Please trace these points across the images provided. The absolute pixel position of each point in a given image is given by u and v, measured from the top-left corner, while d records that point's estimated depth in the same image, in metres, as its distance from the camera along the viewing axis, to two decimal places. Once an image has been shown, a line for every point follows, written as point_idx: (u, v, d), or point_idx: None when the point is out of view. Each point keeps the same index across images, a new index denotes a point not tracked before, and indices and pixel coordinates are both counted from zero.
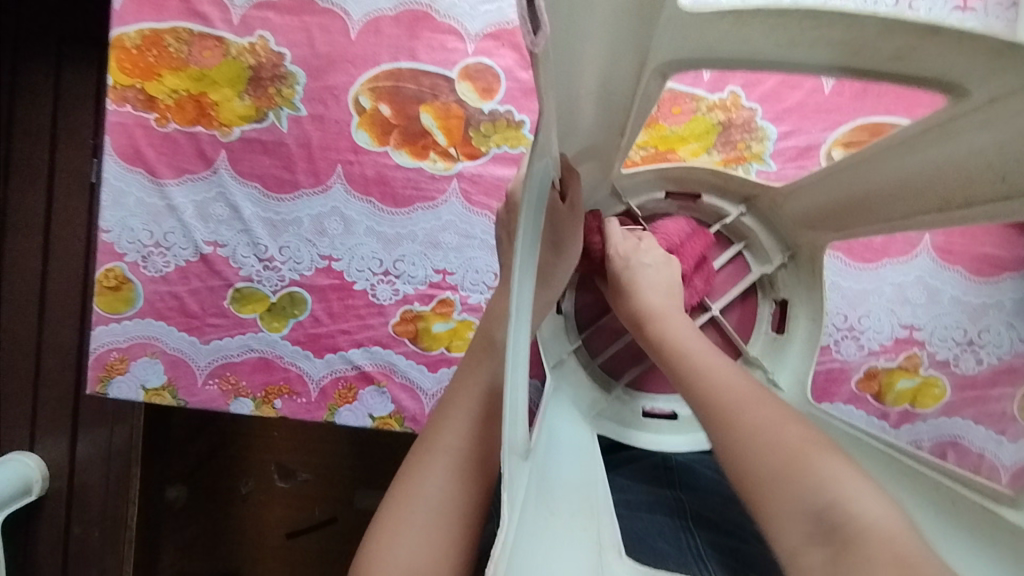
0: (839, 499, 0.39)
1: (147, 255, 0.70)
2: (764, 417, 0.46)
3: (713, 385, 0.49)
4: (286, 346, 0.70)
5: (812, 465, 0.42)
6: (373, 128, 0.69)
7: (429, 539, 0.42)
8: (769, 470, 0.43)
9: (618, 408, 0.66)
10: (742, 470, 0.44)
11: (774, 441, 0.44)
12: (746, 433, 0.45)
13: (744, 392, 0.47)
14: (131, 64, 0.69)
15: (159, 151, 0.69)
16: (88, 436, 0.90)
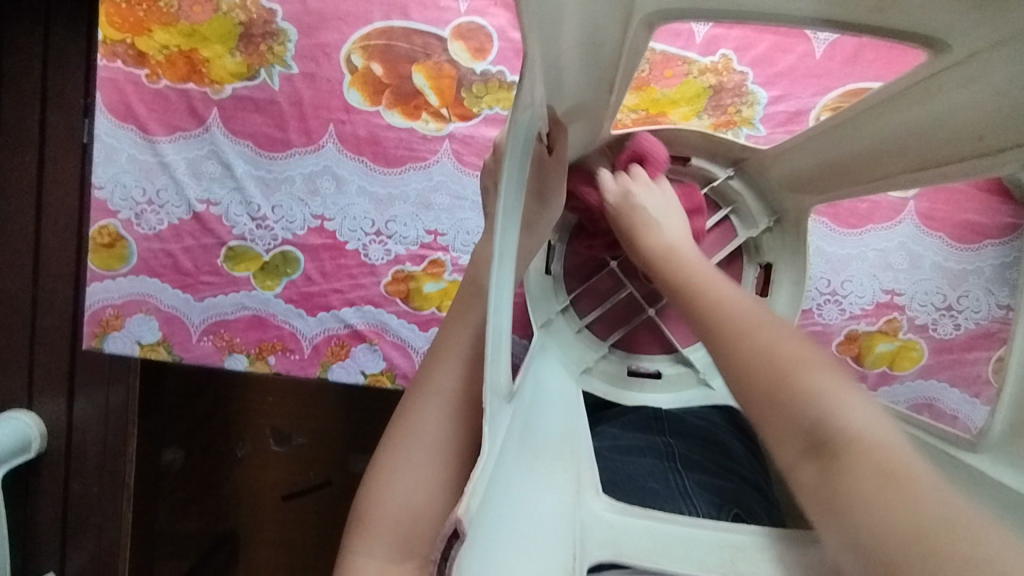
0: (830, 410, 0.37)
1: (140, 213, 0.70)
2: (765, 333, 0.43)
3: (721, 312, 0.46)
4: (279, 305, 0.71)
5: (806, 375, 0.39)
6: (365, 88, 0.69)
7: (424, 479, 0.44)
8: (762, 383, 0.40)
9: (605, 366, 0.69)
10: (744, 389, 0.41)
11: (766, 356, 0.41)
12: (747, 359, 0.42)
13: (754, 319, 0.44)
14: (121, 19, 0.68)
15: (151, 108, 0.69)
16: (85, 396, 0.91)
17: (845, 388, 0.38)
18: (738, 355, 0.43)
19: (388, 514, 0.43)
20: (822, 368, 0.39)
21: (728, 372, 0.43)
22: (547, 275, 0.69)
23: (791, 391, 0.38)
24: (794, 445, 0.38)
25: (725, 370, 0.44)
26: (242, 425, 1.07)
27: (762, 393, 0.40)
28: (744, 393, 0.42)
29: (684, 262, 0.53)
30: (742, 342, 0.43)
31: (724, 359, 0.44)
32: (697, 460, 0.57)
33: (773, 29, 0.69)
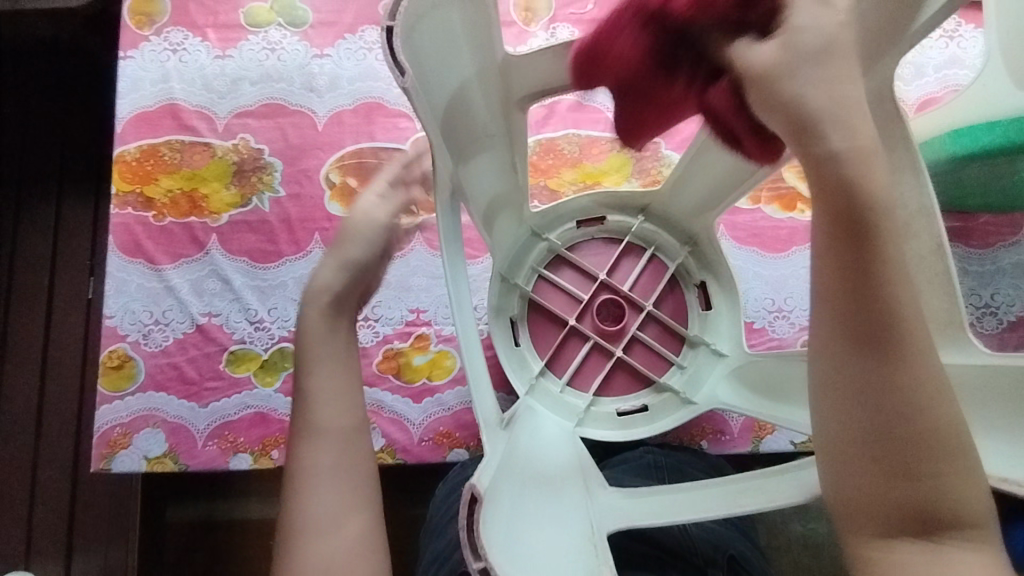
0: (962, 510, 0.34)
1: (148, 333, 0.77)
2: (933, 390, 0.34)
3: (904, 344, 0.33)
4: (280, 399, 0.76)
5: (954, 468, 0.34)
6: (343, 199, 0.81)
7: (342, 470, 0.47)
8: (912, 451, 0.34)
9: (595, 413, 0.72)
10: (878, 445, 0.34)
11: (929, 423, 0.33)
12: (916, 432, 0.33)
13: (932, 373, 0.34)
14: (131, 174, 0.81)
15: (157, 242, 0.79)
16: (84, 558, 0.94)
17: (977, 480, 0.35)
18: (904, 420, 0.33)
19: (318, 517, 0.45)
20: (971, 464, 0.34)
21: (870, 408, 0.34)
22: (513, 346, 0.73)
23: (935, 475, 0.34)
24: (894, 519, 0.34)
25: (861, 408, 0.34)
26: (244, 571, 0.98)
27: (897, 463, 0.34)
28: (873, 447, 0.34)
29: (898, 238, 0.34)
30: (914, 406, 0.33)
31: (870, 400, 0.34)
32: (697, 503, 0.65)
33: None
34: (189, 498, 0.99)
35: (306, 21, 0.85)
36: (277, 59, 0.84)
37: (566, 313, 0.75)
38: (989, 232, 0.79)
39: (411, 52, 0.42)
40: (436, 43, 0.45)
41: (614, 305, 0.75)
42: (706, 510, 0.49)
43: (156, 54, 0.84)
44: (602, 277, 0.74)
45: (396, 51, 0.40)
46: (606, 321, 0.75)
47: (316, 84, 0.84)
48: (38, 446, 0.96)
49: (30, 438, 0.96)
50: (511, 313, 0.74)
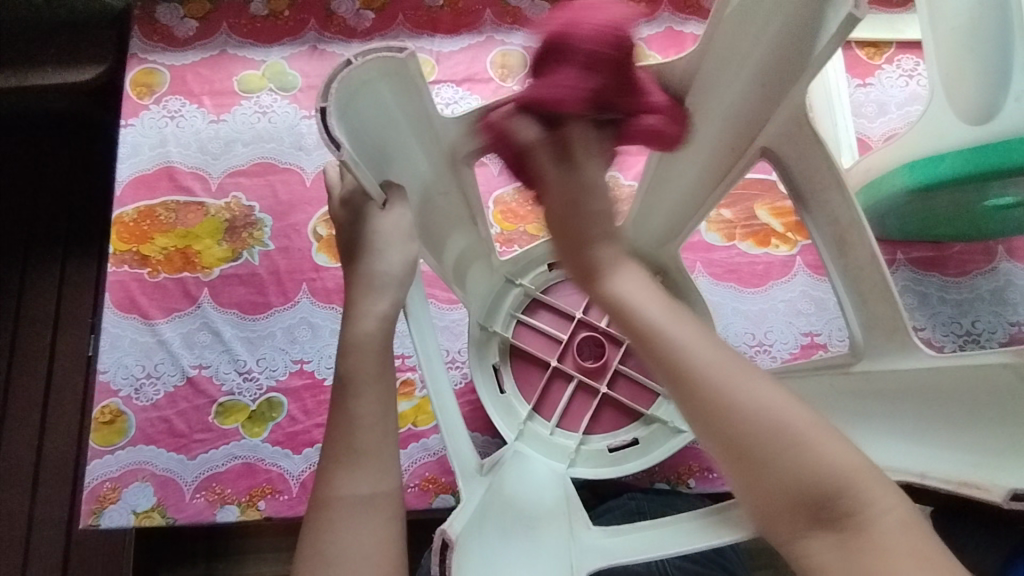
0: (844, 477, 0.35)
1: (140, 387, 0.79)
2: (755, 397, 0.37)
3: (699, 377, 0.38)
4: (267, 449, 0.77)
5: (819, 447, 0.36)
6: (331, 250, 0.84)
7: (373, 504, 0.44)
8: (767, 463, 0.36)
9: (586, 452, 0.72)
10: (742, 472, 0.37)
11: (770, 430, 0.36)
12: (753, 439, 0.36)
13: (747, 385, 0.37)
14: (128, 234, 0.84)
15: (151, 298, 0.82)
16: None
17: (851, 457, 0.36)
18: (736, 428, 0.37)
19: (337, 556, 0.42)
20: (825, 430, 0.37)
21: (712, 438, 0.37)
22: (498, 393, 0.73)
23: (808, 472, 0.35)
24: (795, 518, 0.36)
25: (712, 441, 0.37)
26: None
27: (764, 470, 0.36)
28: (738, 472, 0.37)
29: (648, 311, 0.40)
30: (734, 416, 0.37)
31: (712, 432, 0.37)
32: None
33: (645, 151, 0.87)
34: (185, 561, 0.99)
35: (296, 85, 0.91)
36: (268, 121, 0.89)
37: (547, 355, 0.75)
38: (964, 261, 0.81)
39: (345, 123, 0.42)
40: (373, 118, 0.46)
41: (594, 342, 0.75)
42: (682, 543, 0.47)
43: (155, 122, 0.89)
44: (583, 316, 0.75)
45: (331, 125, 0.40)
46: (586, 357, 0.75)
47: (304, 143, 0.88)
48: (33, 507, 0.96)
49: (25, 498, 0.97)
50: (494, 360, 0.75)
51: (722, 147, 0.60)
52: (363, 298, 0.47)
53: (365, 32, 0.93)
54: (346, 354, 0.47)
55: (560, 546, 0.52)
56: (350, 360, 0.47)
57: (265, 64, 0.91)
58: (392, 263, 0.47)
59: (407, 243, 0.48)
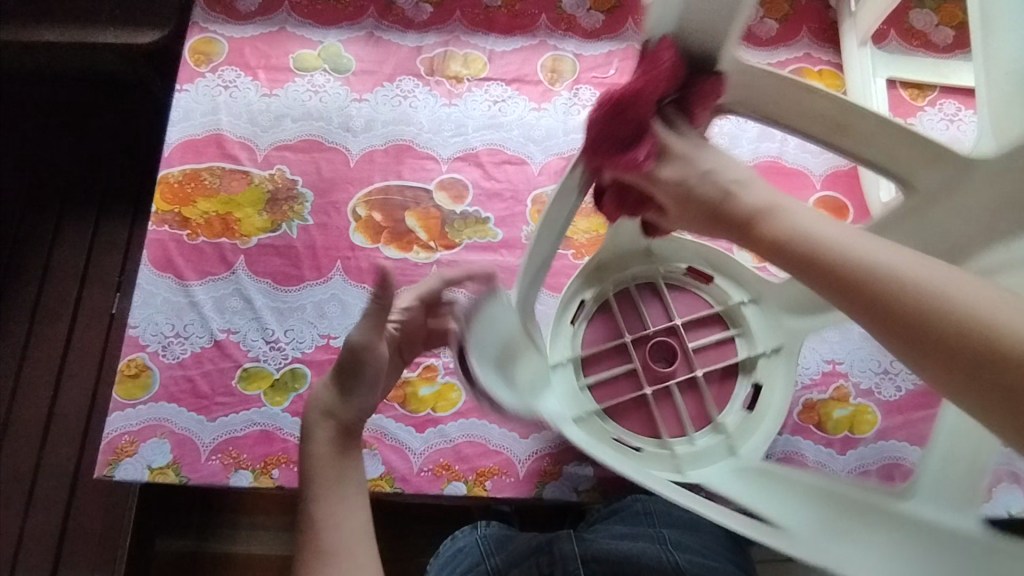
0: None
1: (167, 345, 0.80)
2: (966, 300, 0.37)
3: (899, 292, 0.38)
4: (286, 419, 0.77)
5: None
6: (367, 231, 0.85)
7: (352, 515, 0.51)
8: (1000, 371, 0.36)
9: (652, 453, 0.71)
10: (964, 383, 0.37)
11: (992, 336, 0.36)
12: (973, 350, 0.36)
13: (961, 289, 0.37)
14: (172, 195, 0.86)
15: (188, 259, 0.83)
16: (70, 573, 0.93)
17: None
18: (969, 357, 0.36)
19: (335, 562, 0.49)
20: None
21: (925, 355, 0.37)
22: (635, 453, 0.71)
23: None
24: None
25: (921, 357, 0.38)
26: None
27: (993, 390, 0.36)
28: (958, 385, 0.37)
29: (827, 237, 0.41)
30: (952, 331, 0.36)
31: (923, 347, 0.37)
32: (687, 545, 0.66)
33: None
34: (178, 530, 0.99)
35: (350, 68, 0.93)
36: (319, 100, 0.91)
37: (613, 366, 0.75)
38: None
39: None
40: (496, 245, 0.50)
41: (660, 346, 0.75)
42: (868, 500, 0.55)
43: (209, 89, 0.91)
44: (623, 338, 0.75)
45: None
46: (660, 363, 0.75)
47: (352, 125, 0.90)
48: (41, 456, 0.97)
49: (35, 446, 0.97)
50: (612, 433, 0.72)
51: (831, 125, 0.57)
52: (350, 390, 0.56)
53: (422, 24, 0.95)
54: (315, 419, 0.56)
55: (878, 525, 0.52)
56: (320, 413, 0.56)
57: (322, 45, 0.94)
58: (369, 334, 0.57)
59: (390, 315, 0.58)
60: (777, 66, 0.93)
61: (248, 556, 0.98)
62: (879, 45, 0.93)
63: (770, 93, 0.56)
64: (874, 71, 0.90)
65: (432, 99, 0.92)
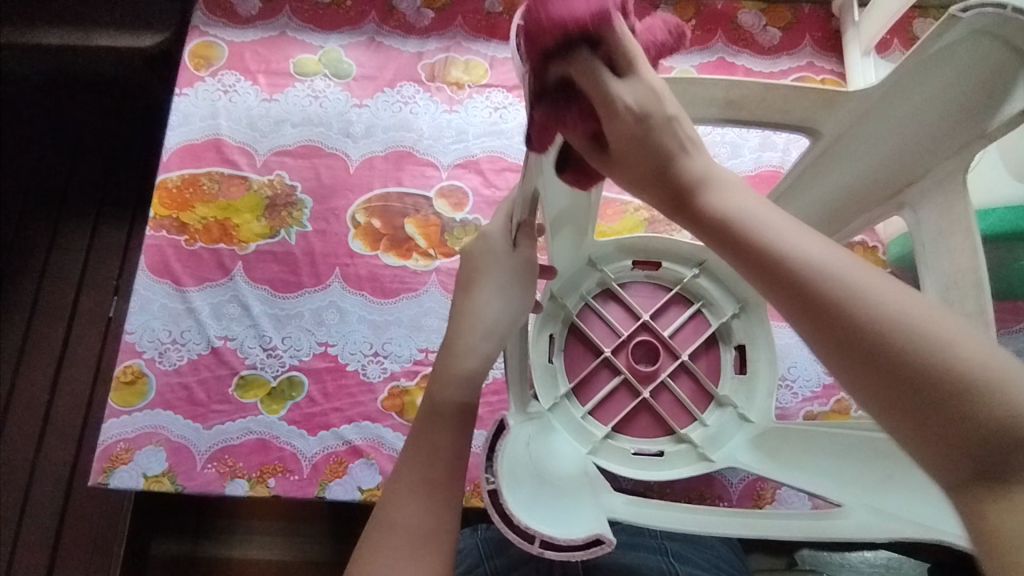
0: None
1: (164, 351, 0.80)
2: (886, 297, 0.33)
3: (813, 271, 0.34)
4: (283, 427, 0.77)
5: (982, 381, 0.30)
6: (366, 238, 0.85)
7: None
8: (911, 370, 0.31)
9: (610, 447, 0.72)
10: (867, 379, 0.33)
11: (908, 338, 0.32)
12: (884, 345, 0.32)
13: (884, 288, 0.33)
14: (170, 200, 0.85)
15: (185, 265, 0.83)
16: None
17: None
18: (893, 374, 0.32)
19: None
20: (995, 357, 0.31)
21: (831, 339, 0.34)
22: (657, 459, 0.71)
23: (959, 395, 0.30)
24: (958, 461, 0.30)
25: (825, 339, 0.34)
26: None
27: (901, 394, 0.32)
28: (862, 380, 0.33)
29: (755, 219, 0.38)
30: (863, 321, 0.33)
31: (829, 326, 0.34)
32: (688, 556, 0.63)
33: None
34: (174, 532, 0.99)
35: (350, 73, 0.92)
36: (319, 105, 0.90)
37: (603, 344, 0.76)
38: None
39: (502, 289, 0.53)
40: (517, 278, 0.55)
41: (651, 347, 0.76)
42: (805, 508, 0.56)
43: (209, 94, 0.90)
44: (602, 354, 0.75)
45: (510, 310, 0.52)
46: (642, 362, 0.76)
47: (352, 131, 0.90)
48: (36, 461, 0.96)
49: (30, 451, 0.96)
50: (629, 449, 0.72)
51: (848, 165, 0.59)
52: (436, 420, 0.48)
53: (423, 29, 0.95)
54: (432, 393, 0.49)
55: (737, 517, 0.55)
56: (413, 446, 0.47)
57: (322, 50, 0.93)
58: (497, 311, 0.51)
59: (507, 289, 0.52)
60: (780, 74, 0.93)
61: (242, 560, 0.98)
62: (882, 55, 0.93)
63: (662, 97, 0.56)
64: (877, 80, 0.90)
65: (432, 105, 0.91)
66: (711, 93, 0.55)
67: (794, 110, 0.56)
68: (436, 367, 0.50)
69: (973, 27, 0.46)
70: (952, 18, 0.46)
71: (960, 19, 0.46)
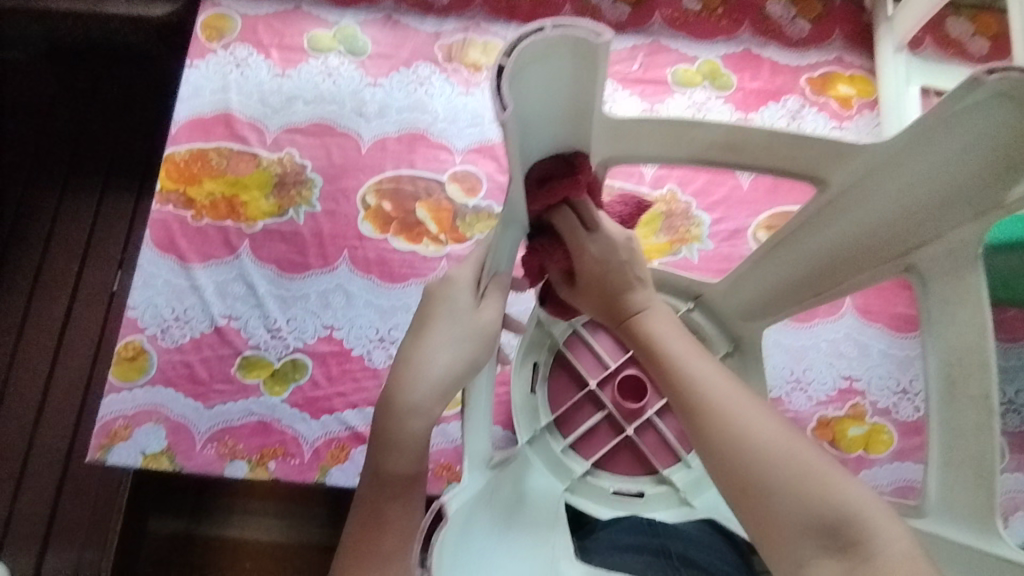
0: (847, 516, 0.36)
1: (166, 328, 0.78)
2: (748, 407, 0.41)
3: (697, 381, 0.42)
4: (285, 410, 0.75)
5: (826, 478, 0.37)
6: (376, 221, 0.83)
7: None
8: (770, 468, 0.38)
9: (589, 484, 0.70)
10: (727, 474, 0.40)
11: (764, 441, 0.39)
12: (746, 446, 0.39)
13: (749, 403, 0.41)
14: (178, 174, 0.83)
15: (191, 241, 0.81)
16: (57, 553, 0.91)
17: (856, 493, 0.37)
18: (752, 475, 0.38)
19: None
20: (835, 465, 0.38)
21: (706, 442, 0.41)
22: (637, 500, 0.69)
23: (801, 488, 0.37)
24: (805, 544, 0.36)
25: (703, 436, 0.41)
26: None
27: (753, 486, 0.38)
28: (726, 476, 0.40)
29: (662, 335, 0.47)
30: (728, 424, 0.40)
31: (702, 428, 0.41)
32: (694, 559, 0.57)
33: (706, 169, 0.86)
34: (172, 511, 0.98)
35: (365, 51, 0.90)
36: (332, 83, 0.88)
37: (589, 375, 0.74)
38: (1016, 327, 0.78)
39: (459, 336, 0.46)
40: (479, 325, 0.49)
41: (638, 383, 0.74)
42: None
43: (220, 66, 0.88)
44: (588, 385, 0.74)
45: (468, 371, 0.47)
46: (628, 398, 0.74)
47: (365, 110, 0.88)
48: (35, 432, 0.94)
49: (30, 422, 0.95)
50: (607, 488, 0.70)
51: (872, 225, 0.51)
52: (382, 480, 0.43)
53: (442, 9, 0.92)
54: (379, 462, 0.43)
55: None
56: (359, 518, 0.43)
57: (337, 26, 0.91)
58: (444, 365, 0.45)
59: (461, 340, 0.46)
60: (807, 68, 0.90)
61: (241, 540, 0.97)
62: (914, 51, 0.90)
63: (659, 135, 0.51)
64: (908, 76, 0.87)
65: (448, 87, 0.89)
66: (710, 136, 0.51)
67: (802, 157, 0.50)
68: (375, 425, 0.44)
69: (994, 91, 0.40)
70: (974, 81, 0.40)
71: (984, 82, 0.40)
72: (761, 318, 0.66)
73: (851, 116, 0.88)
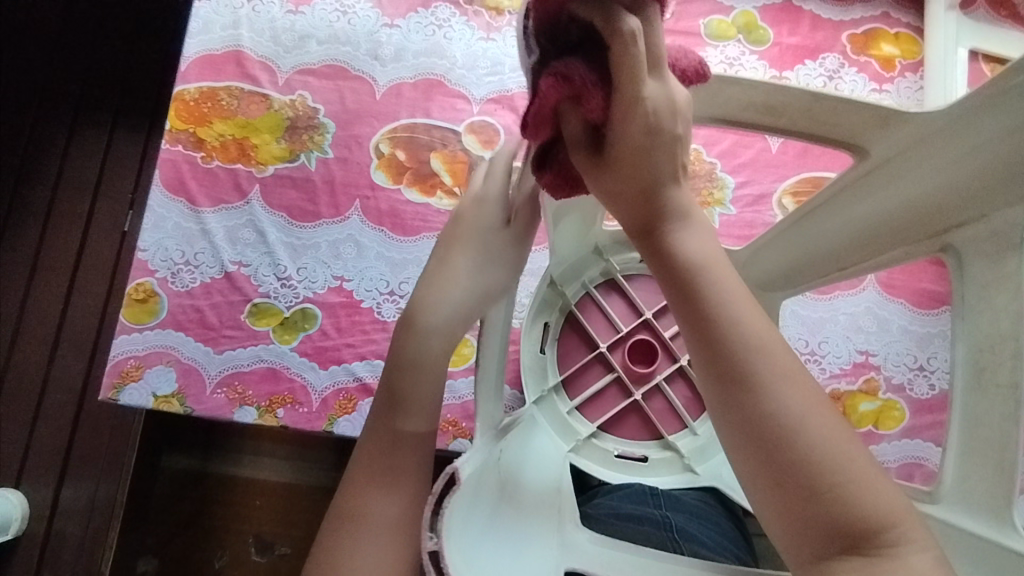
0: (893, 526, 0.32)
1: (176, 272, 0.77)
2: (798, 388, 0.34)
3: (741, 343, 0.34)
4: (294, 358, 0.75)
5: (870, 481, 0.32)
6: (389, 170, 0.81)
7: None
8: (816, 458, 0.32)
9: (593, 446, 0.70)
10: (758, 458, 0.33)
11: (812, 431, 0.33)
12: (786, 432, 0.33)
13: (799, 382, 0.34)
14: (187, 113, 0.81)
15: (201, 184, 0.79)
16: (74, 484, 0.94)
17: (894, 499, 0.32)
18: (799, 470, 0.32)
19: None
20: (876, 464, 0.33)
21: (740, 417, 0.34)
22: (640, 464, 0.69)
23: (842, 486, 0.32)
24: (835, 547, 0.32)
25: (737, 410, 0.34)
26: (223, 527, 0.98)
27: (788, 476, 0.33)
28: (754, 460, 0.34)
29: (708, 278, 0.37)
30: (769, 403, 0.33)
31: (736, 401, 0.34)
32: (694, 534, 0.58)
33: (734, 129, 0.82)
34: (183, 449, 1.00)
35: None
36: (347, 22, 0.85)
37: (599, 338, 0.75)
38: None
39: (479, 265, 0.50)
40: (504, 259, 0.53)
41: (649, 347, 0.74)
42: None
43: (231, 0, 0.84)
44: (598, 348, 0.74)
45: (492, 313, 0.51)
46: (639, 362, 0.74)
47: (381, 53, 0.84)
48: (50, 367, 0.96)
49: (44, 357, 0.96)
50: (612, 450, 0.70)
51: (908, 202, 0.48)
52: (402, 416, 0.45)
53: None
54: (403, 398, 0.45)
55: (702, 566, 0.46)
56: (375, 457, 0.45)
57: None
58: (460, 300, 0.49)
59: (480, 276, 0.50)
60: (849, 24, 0.85)
61: (250, 480, 1.00)
62: (965, 11, 0.84)
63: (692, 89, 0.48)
64: (958, 37, 0.81)
65: (468, 31, 0.85)
66: (747, 95, 0.48)
67: (843, 125, 0.47)
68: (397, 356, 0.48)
69: None
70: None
71: None
72: (782, 289, 0.63)
73: (892, 78, 0.83)
